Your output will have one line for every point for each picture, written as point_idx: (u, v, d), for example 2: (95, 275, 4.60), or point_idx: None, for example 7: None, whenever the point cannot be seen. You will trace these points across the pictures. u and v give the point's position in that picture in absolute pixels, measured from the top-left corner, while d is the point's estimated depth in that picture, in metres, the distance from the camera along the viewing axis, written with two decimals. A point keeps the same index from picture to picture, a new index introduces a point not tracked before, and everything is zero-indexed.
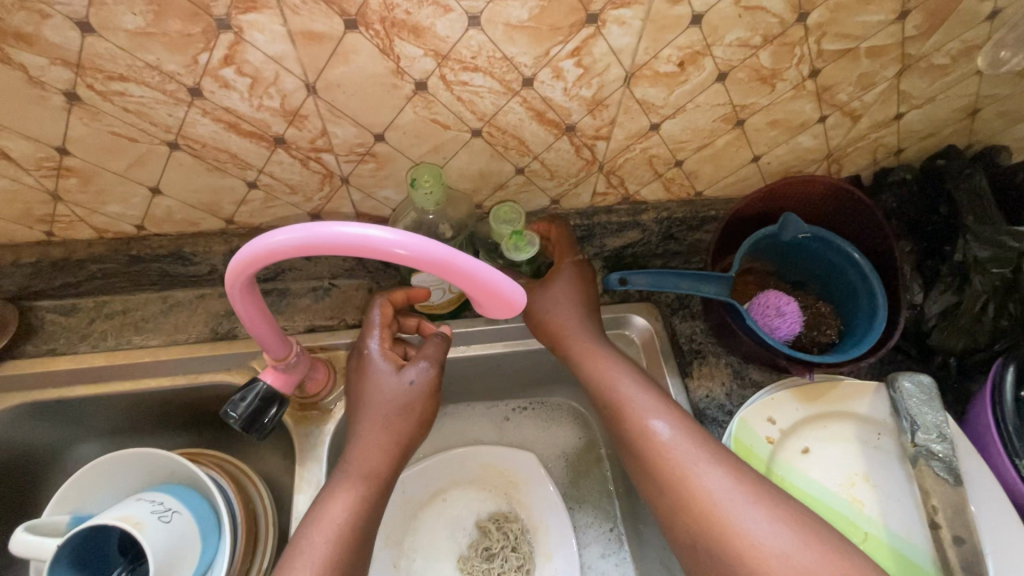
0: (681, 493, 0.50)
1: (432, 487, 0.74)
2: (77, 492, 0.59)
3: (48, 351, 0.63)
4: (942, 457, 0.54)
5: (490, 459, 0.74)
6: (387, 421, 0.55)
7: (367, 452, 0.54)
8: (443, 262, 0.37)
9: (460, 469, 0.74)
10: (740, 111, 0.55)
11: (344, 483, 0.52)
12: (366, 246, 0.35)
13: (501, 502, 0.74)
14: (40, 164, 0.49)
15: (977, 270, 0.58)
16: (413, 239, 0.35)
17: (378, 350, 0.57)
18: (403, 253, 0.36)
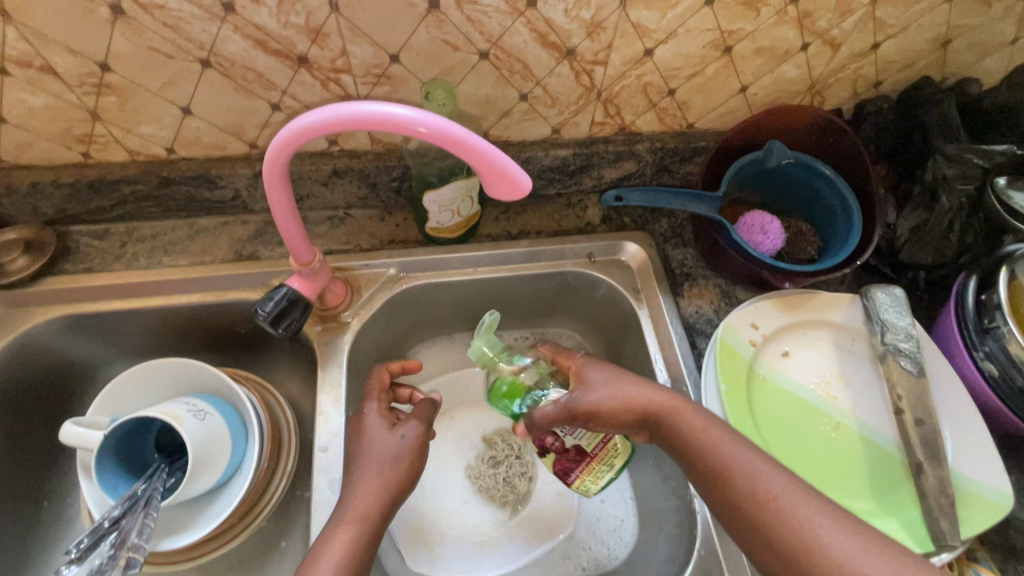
0: (732, 491, 0.50)
1: (439, 405, 0.79)
2: (114, 397, 0.64)
3: (85, 269, 0.68)
4: (908, 352, 0.60)
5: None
6: (384, 470, 0.54)
7: (362, 497, 0.53)
8: (456, 141, 0.41)
9: (466, 391, 0.80)
10: (727, 37, 0.60)
11: (339, 525, 0.51)
12: (390, 121, 0.41)
13: (505, 419, 0.79)
14: (83, 81, 0.54)
15: (945, 187, 0.63)
16: (433, 117, 0.40)
17: (373, 410, 0.59)
18: (424, 131, 0.41)
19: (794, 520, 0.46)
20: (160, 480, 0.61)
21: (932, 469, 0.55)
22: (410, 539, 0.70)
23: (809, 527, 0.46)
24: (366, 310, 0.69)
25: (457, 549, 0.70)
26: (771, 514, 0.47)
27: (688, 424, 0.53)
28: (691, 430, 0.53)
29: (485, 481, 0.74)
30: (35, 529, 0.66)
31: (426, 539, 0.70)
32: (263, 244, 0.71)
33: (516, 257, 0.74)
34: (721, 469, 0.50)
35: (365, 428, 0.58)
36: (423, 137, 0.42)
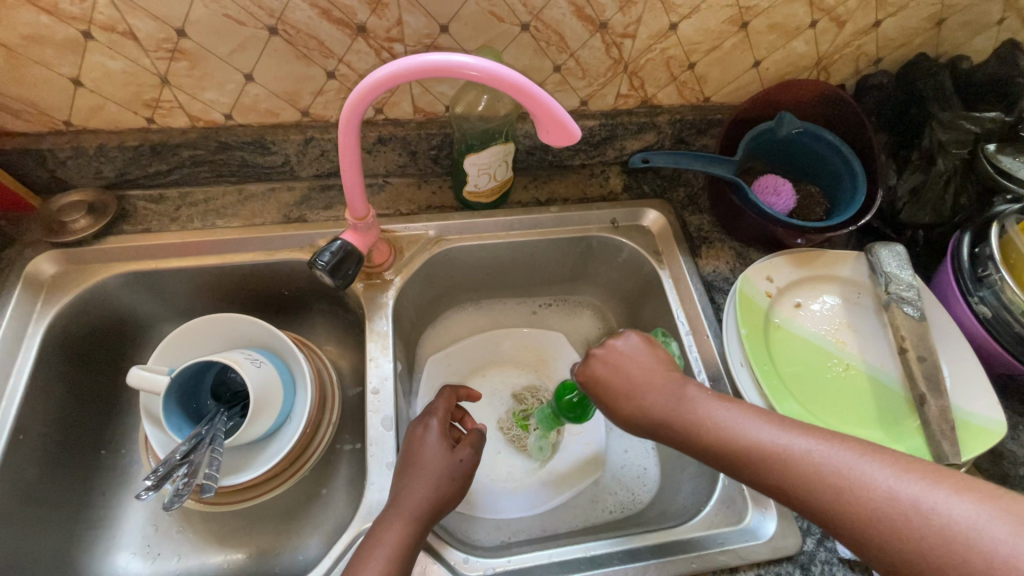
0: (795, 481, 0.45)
1: (474, 362, 0.84)
2: (174, 349, 0.68)
3: (143, 230, 0.72)
4: (910, 300, 0.66)
5: (525, 342, 0.86)
6: (434, 479, 0.56)
7: (414, 496, 0.55)
8: (508, 80, 0.46)
9: (499, 349, 0.85)
10: (745, 13, 0.65)
11: (393, 518, 0.53)
12: (449, 67, 0.46)
13: (533, 377, 0.84)
14: (159, 46, 0.58)
15: (941, 151, 0.69)
16: (485, 61, 0.46)
17: (437, 427, 0.61)
18: (477, 74, 0.46)
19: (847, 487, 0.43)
20: (222, 422, 0.65)
21: (934, 399, 0.60)
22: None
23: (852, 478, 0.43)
24: (407, 269, 0.74)
25: (491, 493, 0.75)
26: (803, 477, 0.45)
27: (706, 419, 0.52)
28: (731, 428, 0.50)
29: (516, 432, 0.79)
30: (95, 476, 0.71)
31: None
32: (310, 208, 0.76)
33: (545, 221, 0.79)
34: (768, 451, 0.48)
35: (416, 442, 0.60)
36: (475, 81, 0.47)
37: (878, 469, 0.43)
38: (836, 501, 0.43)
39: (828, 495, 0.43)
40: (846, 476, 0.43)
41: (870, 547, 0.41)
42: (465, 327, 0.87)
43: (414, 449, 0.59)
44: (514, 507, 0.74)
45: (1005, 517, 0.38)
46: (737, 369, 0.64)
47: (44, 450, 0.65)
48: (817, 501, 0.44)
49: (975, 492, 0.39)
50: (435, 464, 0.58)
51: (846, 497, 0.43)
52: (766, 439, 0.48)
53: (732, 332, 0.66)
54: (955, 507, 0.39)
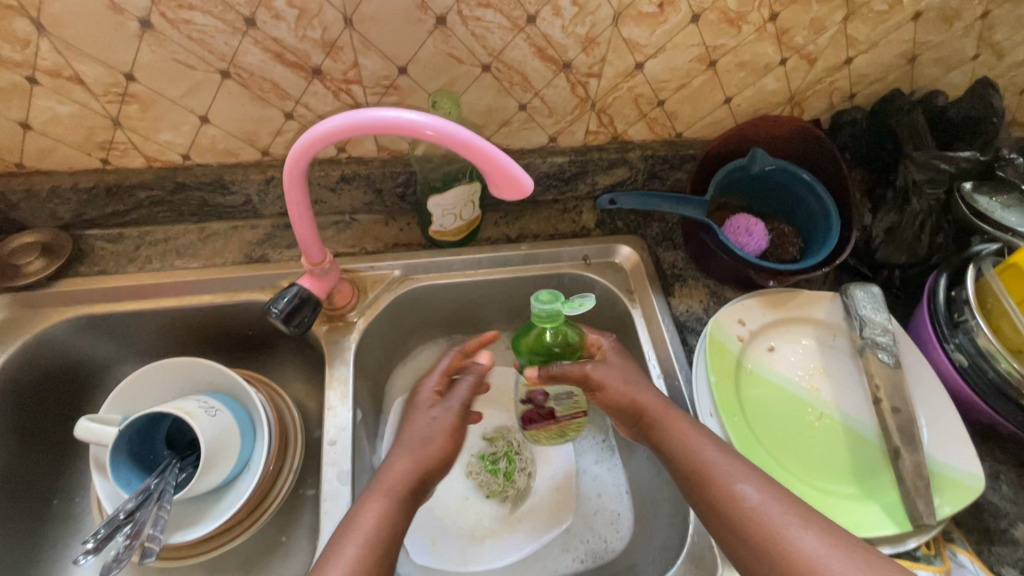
0: (735, 521, 0.50)
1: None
2: (128, 396, 0.66)
3: (99, 271, 0.70)
4: (885, 346, 0.64)
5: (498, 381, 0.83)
6: (415, 450, 0.58)
7: (396, 471, 0.56)
8: (463, 142, 0.44)
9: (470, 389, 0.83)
10: (712, 52, 0.64)
11: (369, 499, 0.55)
12: (401, 125, 0.44)
13: (505, 417, 0.82)
14: (108, 90, 0.57)
15: (916, 191, 0.67)
16: (439, 121, 0.44)
17: (424, 386, 0.63)
18: (431, 134, 0.44)
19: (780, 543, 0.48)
20: (172, 476, 0.63)
21: (909, 453, 0.58)
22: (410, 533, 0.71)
23: (781, 528, 0.49)
24: (370, 310, 0.72)
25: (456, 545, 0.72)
26: (740, 517, 0.50)
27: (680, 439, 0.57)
28: (695, 454, 0.55)
29: (484, 478, 0.76)
30: (45, 526, 0.68)
31: (427, 533, 0.72)
32: (273, 247, 0.74)
33: (515, 259, 0.77)
34: (722, 491, 0.52)
35: (415, 411, 0.62)
36: (430, 140, 0.45)
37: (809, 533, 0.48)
38: (771, 553, 0.48)
39: (766, 552, 0.48)
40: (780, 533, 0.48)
41: None
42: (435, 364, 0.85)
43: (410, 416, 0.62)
44: (481, 558, 0.71)
45: None
46: (706, 420, 0.62)
47: None
48: (754, 547, 0.49)
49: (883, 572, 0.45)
50: (423, 435, 0.59)
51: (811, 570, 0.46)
52: (720, 472, 0.53)
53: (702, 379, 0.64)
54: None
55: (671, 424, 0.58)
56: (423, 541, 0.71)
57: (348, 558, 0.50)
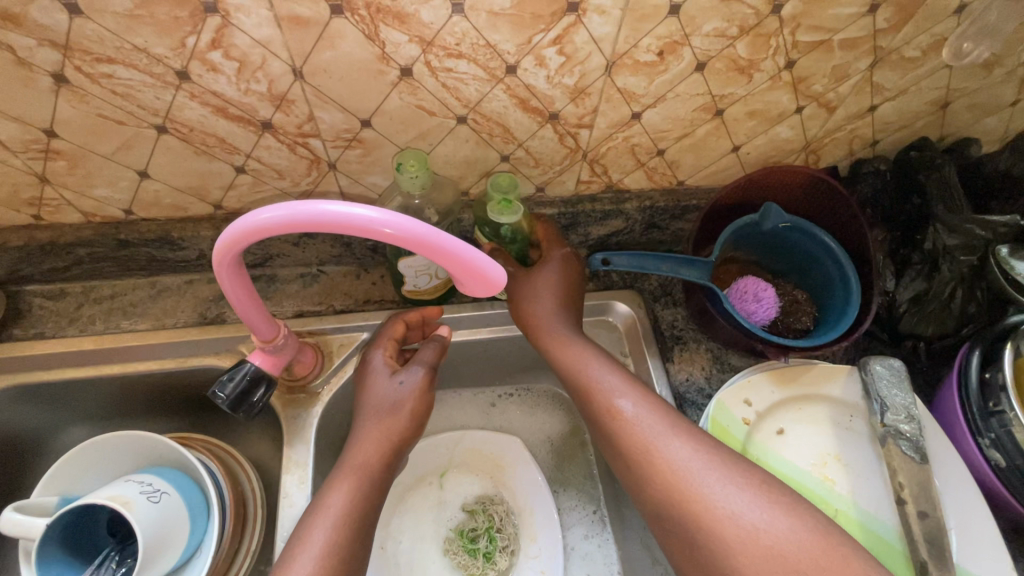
0: (617, 434, 0.54)
1: (418, 470, 0.74)
2: (66, 475, 0.60)
3: (36, 334, 0.64)
4: (909, 436, 0.56)
5: (479, 446, 0.75)
6: (384, 419, 0.57)
7: (364, 452, 0.55)
8: (426, 241, 0.37)
9: (451, 452, 0.75)
10: (719, 100, 0.57)
11: (339, 480, 0.53)
12: (350, 224, 0.36)
13: (487, 485, 0.75)
14: (27, 147, 0.50)
15: (946, 257, 0.60)
16: (398, 218, 0.37)
17: (378, 358, 0.60)
18: (390, 233, 0.37)
19: (654, 456, 0.51)
20: (106, 574, 0.57)
21: (937, 570, 0.51)
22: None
23: (651, 441, 0.52)
24: (337, 378, 0.65)
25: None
26: (620, 433, 0.53)
27: (576, 361, 0.59)
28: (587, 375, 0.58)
29: (462, 558, 0.69)
30: None
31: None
32: (231, 305, 0.67)
33: (498, 318, 0.70)
34: (608, 410, 0.55)
35: (373, 382, 0.59)
36: (388, 239, 0.38)
37: (677, 444, 0.51)
38: (641, 460, 0.51)
39: (638, 461, 0.51)
40: (648, 443, 0.51)
41: (661, 508, 0.49)
42: None
43: (368, 386, 0.59)
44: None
45: (748, 500, 0.46)
46: None
47: None
48: (627, 453, 0.53)
49: (742, 484, 0.48)
50: (390, 402, 0.57)
51: (673, 475, 0.49)
52: (604, 386, 0.56)
53: None
54: (716, 488, 0.48)
55: (564, 351, 0.60)
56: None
57: (319, 544, 0.48)
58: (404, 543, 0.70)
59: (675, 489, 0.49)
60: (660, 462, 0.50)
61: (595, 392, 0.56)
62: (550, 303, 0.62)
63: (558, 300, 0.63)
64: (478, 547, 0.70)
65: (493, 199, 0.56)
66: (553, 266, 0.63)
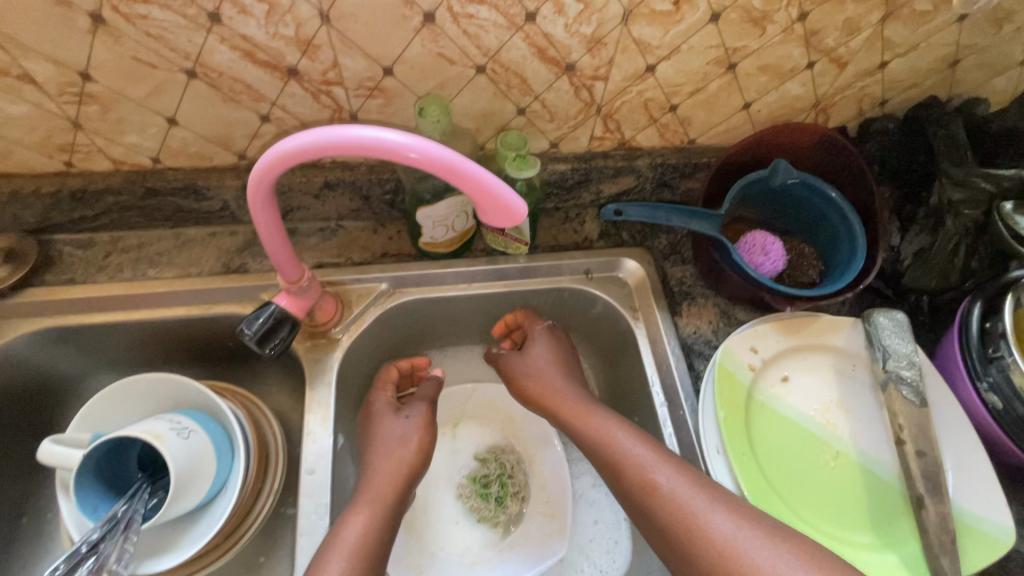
0: (659, 515, 0.51)
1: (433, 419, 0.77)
2: (97, 415, 0.62)
3: (67, 280, 0.66)
4: (910, 381, 0.59)
5: (491, 399, 0.78)
6: (393, 452, 0.60)
7: (377, 481, 0.57)
8: (450, 165, 0.40)
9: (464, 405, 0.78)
10: (732, 54, 0.58)
11: (354, 509, 0.54)
12: (380, 147, 0.39)
13: (498, 436, 0.78)
14: (63, 90, 0.52)
15: (951, 211, 0.61)
16: (424, 142, 0.39)
17: (381, 401, 0.65)
18: (415, 157, 0.40)
19: (701, 529, 0.48)
20: (142, 502, 0.59)
21: (933, 503, 0.54)
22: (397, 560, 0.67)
23: (692, 512, 0.49)
24: (356, 326, 0.67)
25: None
26: (664, 513, 0.50)
27: (607, 438, 0.58)
28: (620, 449, 0.56)
29: (474, 502, 0.72)
30: (12, 548, 0.64)
31: (414, 563, 0.68)
32: (253, 256, 0.69)
33: (511, 272, 0.72)
34: (643, 485, 0.52)
35: (387, 425, 0.63)
36: (413, 163, 0.41)
37: (721, 515, 0.48)
38: (688, 538, 0.48)
39: (686, 542, 0.48)
40: (692, 517, 0.49)
41: None
42: None
43: (375, 428, 0.63)
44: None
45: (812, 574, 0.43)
46: (713, 459, 0.57)
47: None
48: (672, 530, 0.49)
49: (802, 556, 0.45)
50: (403, 444, 0.61)
51: (723, 550, 0.46)
52: (638, 456, 0.55)
53: (710, 414, 0.59)
54: (773, 562, 0.44)
55: (586, 423, 0.61)
56: (408, 570, 0.67)
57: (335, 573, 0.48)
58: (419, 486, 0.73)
59: (728, 563, 0.45)
60: (705, 534, 0.47)
61: (627, 467, 0.54)
62: (552, 374, 0.67)
63: (559, 376, 0.67)
64: (489, 493, 0.73)
65: (507, 156, 0.57)
66: (540, 342, 0.69)
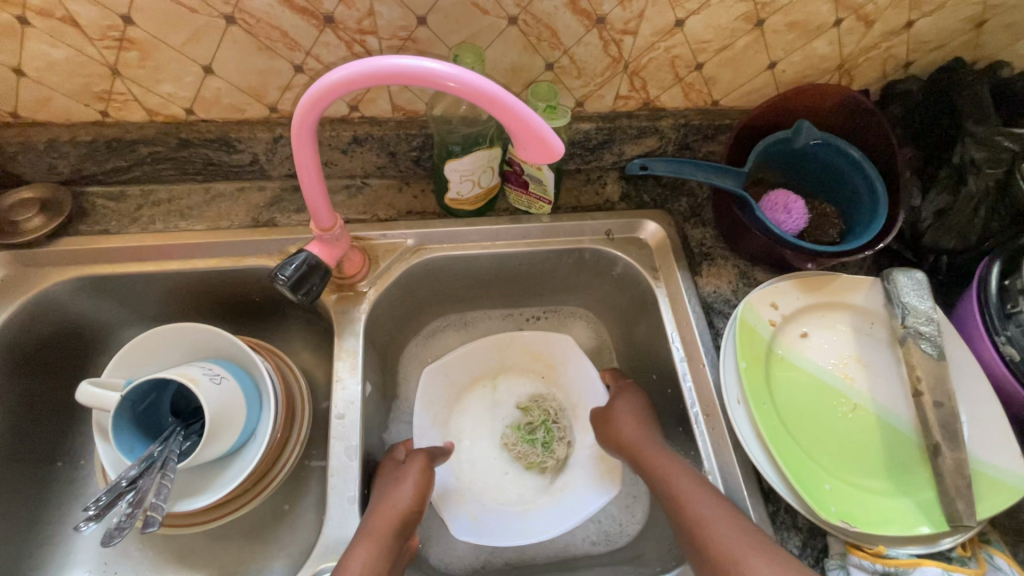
0: (700, 536, 0.51)
1: (473, 368, 0.78)
2: (131, 360, 0.63)
3: (100, 231, 0.67)
4: (928, 336, 0.59)
5: (530, 347, 0.79)
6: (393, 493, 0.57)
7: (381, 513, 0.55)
8: (490, 96, 0.42)
9: (503, 353, 0.79)
10: (760, 9, 0.59)
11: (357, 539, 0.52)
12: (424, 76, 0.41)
13: (538, 386, 0.79)
14: (104, 34, 0.53)
15: (972, 170, 0.62)
16: (466, 72, 0.41)
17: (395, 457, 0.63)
18: (454, 86, 0.42)
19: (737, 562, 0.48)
20: (176, 443, 0.61)
21: (950, 450, 0.55)
22: (450, 506, 0.68)
23: (729, 543, 0.49)
24: (382, 280, 0.68)
25: (497, 519, 0.69)
26: (706, 539, 0.51)
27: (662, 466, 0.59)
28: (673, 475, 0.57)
29: (522, 450, 0.73)
30: (49, 488, 0.66)
31: (467, 509, 0.69)
32: (281, 211, 0.71)
33: (535, 231, 0.72)
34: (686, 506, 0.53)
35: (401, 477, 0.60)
36: (453, 94, 0.43)
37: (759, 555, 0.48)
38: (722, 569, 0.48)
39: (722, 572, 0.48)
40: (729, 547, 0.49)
41: None
42: (445, 340, 0.81)
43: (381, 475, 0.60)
44: (524, 531, 0.67)
45: None
46: (733, 407, 0.58)
47: None
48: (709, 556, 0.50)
49: None
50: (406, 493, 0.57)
51: None
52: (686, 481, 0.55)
53: (731, 365, 0.61)
54: None
55: (654, 457, 0.60)
56: (463, 515, 0.68)
57: None
58: (466, 436, 0.75)
59: None
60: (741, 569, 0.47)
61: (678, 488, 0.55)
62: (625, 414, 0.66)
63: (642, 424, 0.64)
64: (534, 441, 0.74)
65: (536, 108, 0.59)
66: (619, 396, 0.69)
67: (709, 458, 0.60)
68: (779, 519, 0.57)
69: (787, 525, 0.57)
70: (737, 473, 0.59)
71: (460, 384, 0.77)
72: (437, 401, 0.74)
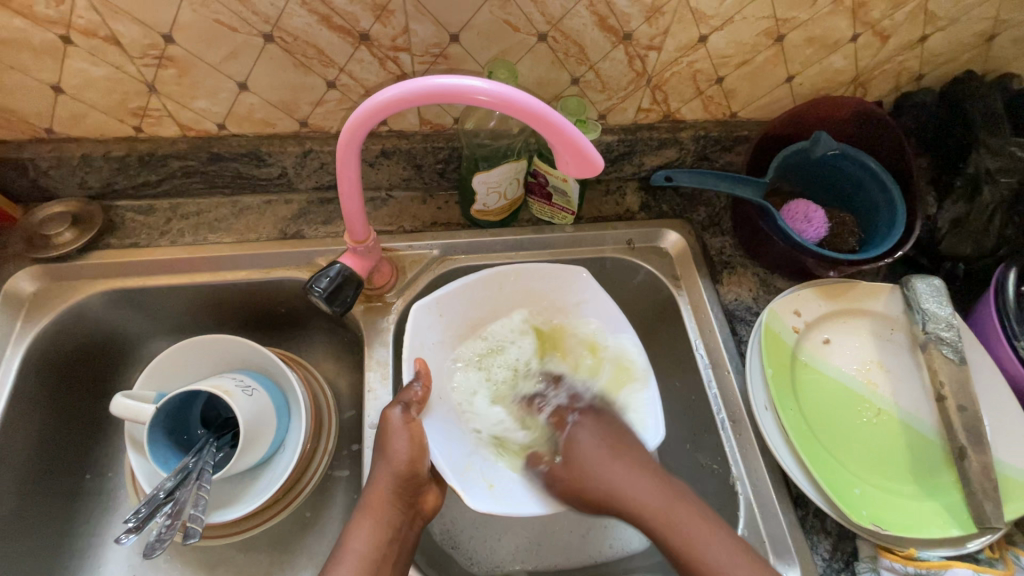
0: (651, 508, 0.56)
1: (470, 312, 0.66)
2: (160, 374, 0.64)
3: (131, 244, 0.68)
4: (949, 341, 0.61)
5: (535, 286, 0.67)
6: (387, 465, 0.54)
7: (378, 491, 0.54)
8: (520, 105, 0.43)
9: (500, 293, 0.67)
10: (782, 25, 0.60)
11: (360, 518, 0.53)
12: (457, 91, 0.43)
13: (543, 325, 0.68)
14: (144, 52, 0.54)
15: (987, 179, 0.64)
16: (496, 85, 0.43)
17: (399, 416, 0.56)
18: (486, 99, 0.43)
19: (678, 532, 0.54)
20: (210, 455, 0.61)
21: (975, 453, 0.56)
22: (461, 475, 0.57)
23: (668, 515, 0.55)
24: (409, 291, 0.69)
25: (514, 485, 0.59)
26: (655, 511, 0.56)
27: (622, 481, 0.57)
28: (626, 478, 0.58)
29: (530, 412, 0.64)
30: (79, 502, 0.66)
31: (480, 477, 0.58)
32: (308, 224, 0.71)
33: (557, 241, 0.73)
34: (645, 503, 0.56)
35: (391, 437, 0.55)
36: (486, 107, 0.44)
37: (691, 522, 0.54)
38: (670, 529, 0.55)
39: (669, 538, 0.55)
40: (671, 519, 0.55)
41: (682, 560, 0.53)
42: None
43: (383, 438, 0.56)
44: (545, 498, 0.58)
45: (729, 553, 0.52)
46: (761, 414, 0.60)
47: (21, 476, 0.60)
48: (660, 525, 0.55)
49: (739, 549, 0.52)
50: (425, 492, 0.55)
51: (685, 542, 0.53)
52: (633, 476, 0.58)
53: (757, 372, 0.62)
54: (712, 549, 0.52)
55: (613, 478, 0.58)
56: (477, 484, 0.57)
57: None
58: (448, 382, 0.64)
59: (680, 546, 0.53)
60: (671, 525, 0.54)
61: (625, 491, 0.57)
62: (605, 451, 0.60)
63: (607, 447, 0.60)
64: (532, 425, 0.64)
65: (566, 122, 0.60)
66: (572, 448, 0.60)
67: (738, 464, 0.61)
68: (808, 524, 0.58)
69: (816, 529, 0.58)
70: (766, 478, 0.60)
71: (455, 326, 0.65)
72: (427, 342, 0.62)
